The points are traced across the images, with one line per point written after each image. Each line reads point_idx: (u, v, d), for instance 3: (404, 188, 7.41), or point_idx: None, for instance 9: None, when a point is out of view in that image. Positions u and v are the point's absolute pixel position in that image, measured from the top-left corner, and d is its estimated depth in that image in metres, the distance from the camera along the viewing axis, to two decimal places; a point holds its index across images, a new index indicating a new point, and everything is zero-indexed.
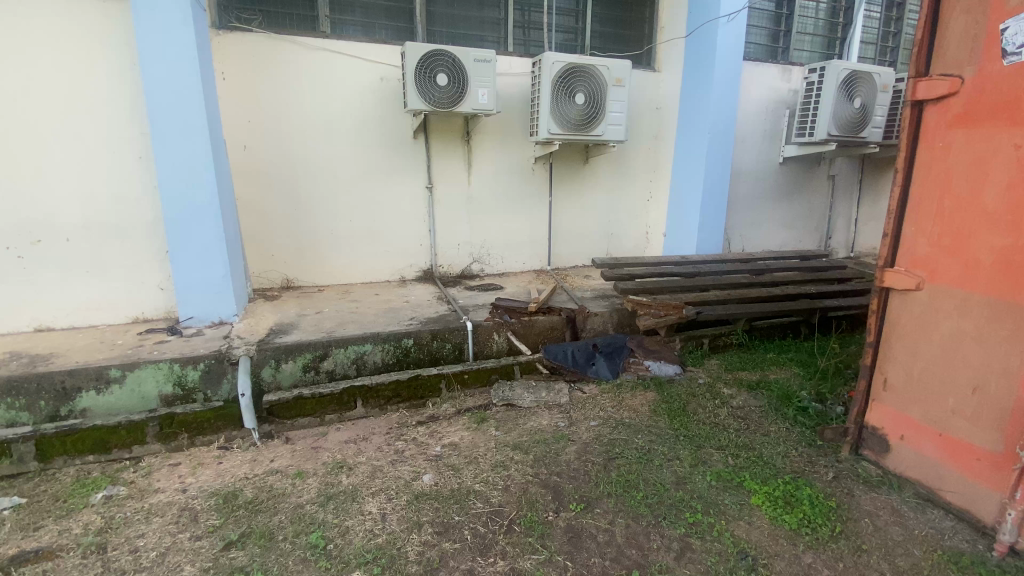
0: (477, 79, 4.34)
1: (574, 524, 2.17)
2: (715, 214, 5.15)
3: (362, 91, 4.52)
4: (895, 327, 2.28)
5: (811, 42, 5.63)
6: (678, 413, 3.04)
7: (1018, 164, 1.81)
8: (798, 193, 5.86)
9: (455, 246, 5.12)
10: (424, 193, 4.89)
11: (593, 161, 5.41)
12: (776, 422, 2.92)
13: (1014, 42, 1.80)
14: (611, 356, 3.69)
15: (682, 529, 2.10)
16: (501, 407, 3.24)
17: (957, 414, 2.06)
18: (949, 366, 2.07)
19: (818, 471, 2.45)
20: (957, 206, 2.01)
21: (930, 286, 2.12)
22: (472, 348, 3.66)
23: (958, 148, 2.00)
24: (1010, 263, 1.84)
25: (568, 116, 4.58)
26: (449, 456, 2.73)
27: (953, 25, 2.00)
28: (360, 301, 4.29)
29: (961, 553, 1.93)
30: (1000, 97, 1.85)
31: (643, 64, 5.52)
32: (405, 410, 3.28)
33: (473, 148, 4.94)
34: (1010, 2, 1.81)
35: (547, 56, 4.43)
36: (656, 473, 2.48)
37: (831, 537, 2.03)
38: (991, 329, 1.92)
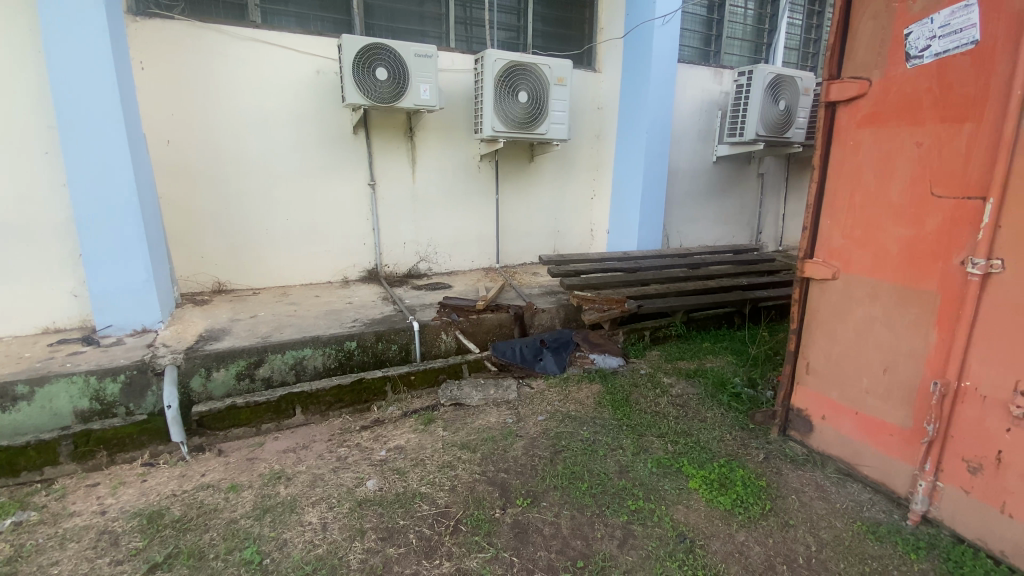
0: (419, 74, 4.26)
1: (521, 519, 2.18)
2: (655, 210, 5.32)
3: (297, 84, 4.33)
4: (815, 313, 2.44)
5: (741, 46, 5.93)
6: (621, 403, 3.12)
7: (919, 161, 1.97)
8: (731, 191, 6.16)
9: (401, 246, 5.01)
10: (366, 191, 4.76)
11: (538, 159, 5.45)
12: (712, 408, 3.06)
13: (916, 47, 1.96)
14: (557, 351, 3.74)
15: (625, 517, 2.15)
16: (450, 407, 3.20)
17: (870, 393, 2.23)
18: (863, 349, 2.23)
19: (749, 453, 2.59)
20: (867, 200, 2.17)
21: (845, 275, 2.28)
22: (419, 348, 3.59)
23: (867, 146, 2.15)
24: (913, 253, 2.00)
25: (512, 114, 4.58)
26: (394, 460, 2.66)
27: (862, 29, 2.15)
28: (299, 303, 4.11)
29: (878, 523, 2.08)
30: (903, 99, 2.01)
31: (584, 64, 5.62)
32: (348, 415, 3.16)
33: (416, 145, 4.85)
34: (911, 10, 1.97)
35: (489, 53, 4.41)
36: (601, 464, 2.53)
37: (762, 515, 2.14)
38: (898, 313, 2.08)
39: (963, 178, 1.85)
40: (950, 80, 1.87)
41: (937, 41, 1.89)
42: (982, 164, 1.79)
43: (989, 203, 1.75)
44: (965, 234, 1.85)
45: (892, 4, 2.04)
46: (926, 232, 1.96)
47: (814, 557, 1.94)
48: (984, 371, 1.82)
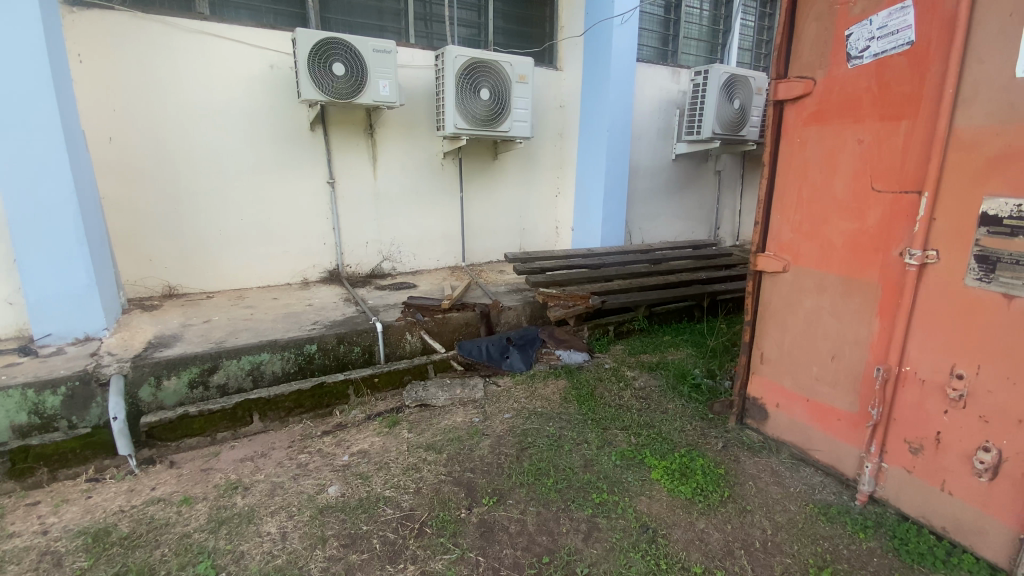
0: (378, 70, 4.17)
1: (486, 518, 2.16)
2: (618, 207, 5.40)
3: (250, 80, 4.17)
4: (768, 305, 2.52)
5: (697, 46, 6.08)
6: (587, 398, 3.15)
7: (861, 157, 2.06)
8: (690, 188, 6.32)
9: (363, 245, 4.90)
10: (325, 190, 4.63)
11: (502, 157, 5.43)
12: (673, 399, 3.13)
13: (856, 48, 2.05)
14: (523, 348, 3.74)
15: (590, 510, 2.17)
16: (415, 408, 3.15)
17: (819, 380, 2.32)
18: (812, 338, 2.32)
19: (709, 442, 2.66)
20: (814, 195, 2.26)
21: (795, 268, 2.37)
22: (383, 350, 3.52)
23: (812, 143, 2.24)
24: (857, 245, 2.10)
25: (474, 112, 4.55)
26: (357, 464, 2.60)
27: (806, 30, 2.23)
28: (256, 306, 3.97)
29: (829, 504, 2.17)
30: (846, 97, 2.10)
31: (546, 61, 5.63)
32: (309, 421, 3.07)
33: (377, 142, 4.75)
34: (852, 12, 2.06)
35: (449, 49, 4.36)
36: (566, 458, 2.55)
37: (721, 502, 2.21)
38: (844, 303, 2.17)
39: (900, 173, 1.94)
40: (887, 79, 1.96)
41: (876, 42, 1.97)
42: (918, 159, 1.88)
43: (924, 196, 1.84)
44: (904, 227, 1.94)
45: (834, 6, 2.12)
46: (868, 225, 2.05)
47: (770, 540, 2.00)
48: (922, 357, 1.92)
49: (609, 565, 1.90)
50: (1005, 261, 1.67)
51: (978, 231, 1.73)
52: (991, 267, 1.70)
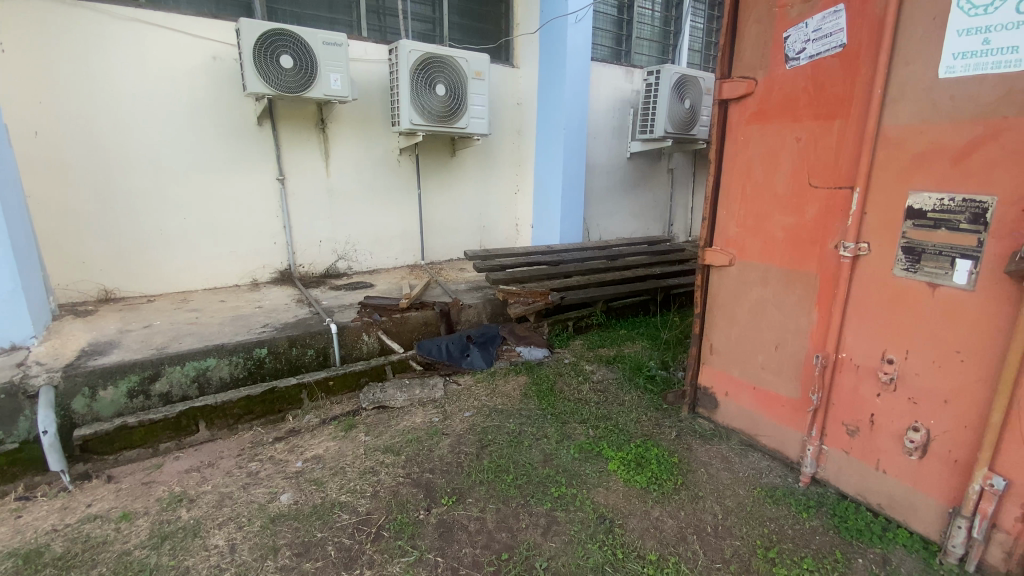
0: (328, 63, 4.04)
1: (445, 518, 2.14)
2: (575, 204, 5.46)
3: (191, 71, 3.95)
4: (717, 298, 2.62)
5: (649, 46, 6.22)
6: (547, 393, 3.18)
7: (799, 154, 2.15)
8: (645, 185, 6.47)
9: (316, 244, 4.76)
10: (274, 186, 4.46)
11: (460, 153, 5.37)
12: (630, 391, 3.20)
13: (794, 49, 2.14)
14: (484, 346, 3.73)
15: (549, 504, 2.19)
16: (372, 411, 3.08)
17: (764, 369, 2.42)
18: (757, 328, 2.42)
19: (663, 432, 2.73)
20: (756, 190, 2.35)
21: (740, 261, 2.47)
22: (339, 351, 3.42)
23: (755, 141, 2.34)
24: (796, 238, 2.20)
25: (429, 108, 4.48)
26: (312, 470, 2.52)
27: (748, 32, 2.32)
28: (201, 309, 3.78)
29: (775, 487, 2.27)
30: (785, 97, 2.19)
31: (502, 58, 5.62)
32: (260, 428, 2.95)
33: (329, 138, 4.61)
34: (790, 15, 2.15)
35: (403, 44, 4.28)
36: (526, 454, 2.56)
37: (675, 489, 2.27)
38: (786, 294, 2.27)
39: (835, 170, 2.04)
40: (822, 80, 2.05)
41: (811, 44, 2.07)
42: (850, 157, 1.98)
43: (856, 191, 1.95)
44: (838, 221, 2.04)
45: (774, 9, 2.21)
46: (806, 219, 2.16)
47: (720, 524, 2.08)
48: (857, 343, 2.03)
49: (567, 558, 1.92)
50: (928, 252, 1.78)
51: (904, 224, 1.84)
52: (916, 258, 1.81)
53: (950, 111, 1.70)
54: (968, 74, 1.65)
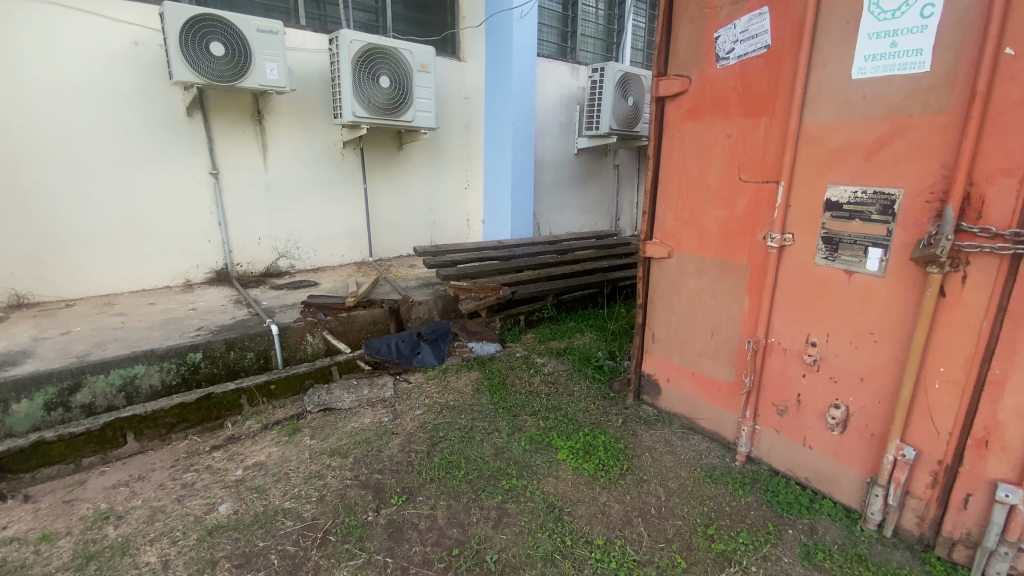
0: (264, 51, 3.86)
1: (395, 518, 2.11)
2: (525, 199, 5.49)
3: (110, 57, 3.65)
4: (658, 288, 2.71)
5: (594, 44, 6.32)
6: (498, 387, 3.19)
7: (730, 150, 2.26)
8: (592, 180, 6.59)
9: (255, 242, 4.54)
10: (207, 181, 4.21)
11: (407, 147, 5.27)
12: (579, 382, 3.26)
13: (724, 49, 2.23)
14: (435, 343, 3.69)
15: (499, 497, 2.20)
16: (318, 413, 2.98)
17: (702, 355, 2.53)
18: (695, 317, 2.53)
19: (610, 419, 2.81)
20: (691, 185, 2.45)
21: (678, 254, 2.57)
22: (281, 353, 3.29)
23: (689, 136, 2.43)
24: (728, 230, 2.31)
25: (373, 99, 4.36)
26: (253, 477, 2.42)
27: (682, 31, 2.41)
28: (127, 313, 3.52)
29: (714, 467, 2.39)
30: (716, 96, 2.29)
31: (448, 51, 5.53)
32: (196, 437, 2.79)
33: (267, 131, 4.41)
34: (720, 16, 2.24)
35: (343, 34, 4.14)
36: (477, 449, 2.56)
37: (621, 475, 2.34)
38: (720, 283, 2.38)
39: (761, 164, 2.15)
40: (749, 79, 2.16)
41: (739, 45, 2.17)
42: (775, 152, 2.10)
43: (781, 185, 2.06)
44: (765, 214, 2.16)
45: (705, 10, 2.30)
46: (737, 212, 2.27)
47: (663, 505, 2.16)
48: (784, 328, 2.16)
49: (517, 549, 1.94)
50: (845, 241, 1.92)
51: (824, 215, 1.97)
52: (835, 247, 1.94)
53: (863, 110, 1.83)
54: (878, 75, 1.78)
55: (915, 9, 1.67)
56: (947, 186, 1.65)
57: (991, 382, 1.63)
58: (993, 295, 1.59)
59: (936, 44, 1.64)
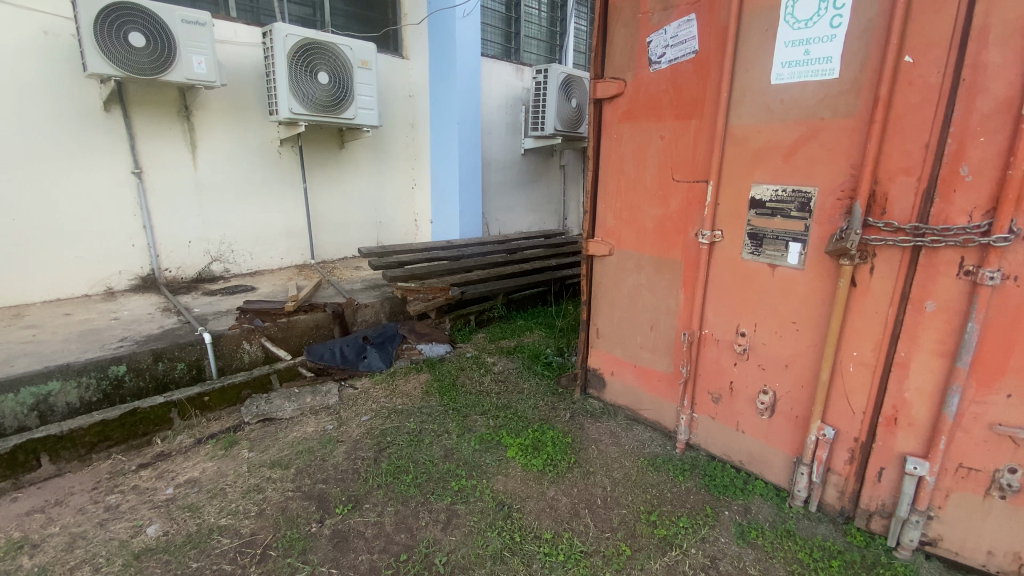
0: (189, 43, 3.63)
1: (340, 528, 2.06)
2: (472, 199, 5.47)
3: (14, 46, 3.33)
4: (601, 285, 2.79)
5: (538, 45, 6.40)
6: (448, 388, 3.17)
7: (663, 151, 2.35)
8: (540, 180, 6.66)
9: (185, 245, 4.27)
10: (130, 181, 3.92)
11: (350, 146, 5.12)
12: (529, 379, 3.29)
13: (656, 54, 2.32)
14: (382, 346, 3.61)
15: (448, 499, 2.19)
16: (257, 424, 2.85)
17: (643, 348, 2.62)
18: (636, 311, 2.61)
19: (558, 414, 2.86)
20: (628, 184, 2.54)
21: (618, 251, 2.65)
22: (215, 363, 3.11)
23: (626, 137, 2.51)
24: (663, 228, 2.41)
25: (311, 96, 4.21)
26: (185, 496, 2.28)
27: (617, 35, 2.48)
28: (39, 325, 3.23)
29: (656, 455, 2.48)
30: (649, 98, 2.38)
31: (390, 48, 5.42)
32: (121, 455, 2.59)
33: (196, 128, 4.16)
34: (652, 21, 2.33)
35: (278, 27, 3.97)
36: (426, 452, 2.53)
37: (568, 468, 2.39)
38: (658, 278, 2.47)
39: (692, 165, 2.25)
40: (679, 82, 2.25)
41: (670, 49, 2.26)
42: (704, 153, 2.20)
43: (710, 184, 2.17)
44: (696, 212, 2.26)
45: (638, 15, 2.38)
46: (671, 210, 2.37)
47: (609, 495, 2.23)
48: (716, 320, 2.27)
49: (466, 549, 1.93)
50: (768, 237, 2.04)
51: (749, 212, 2.08)
52: (759, 242, 2.06)
53: (781, 113, 1.95)
54: (793, 80, 1.90)
55: (825, 19, 1.79)
56: (854, 184, 1.79)
57: (897, 363, 1.78)
58: (897, 284, 1.74)
59: (844, 53, 1.77)
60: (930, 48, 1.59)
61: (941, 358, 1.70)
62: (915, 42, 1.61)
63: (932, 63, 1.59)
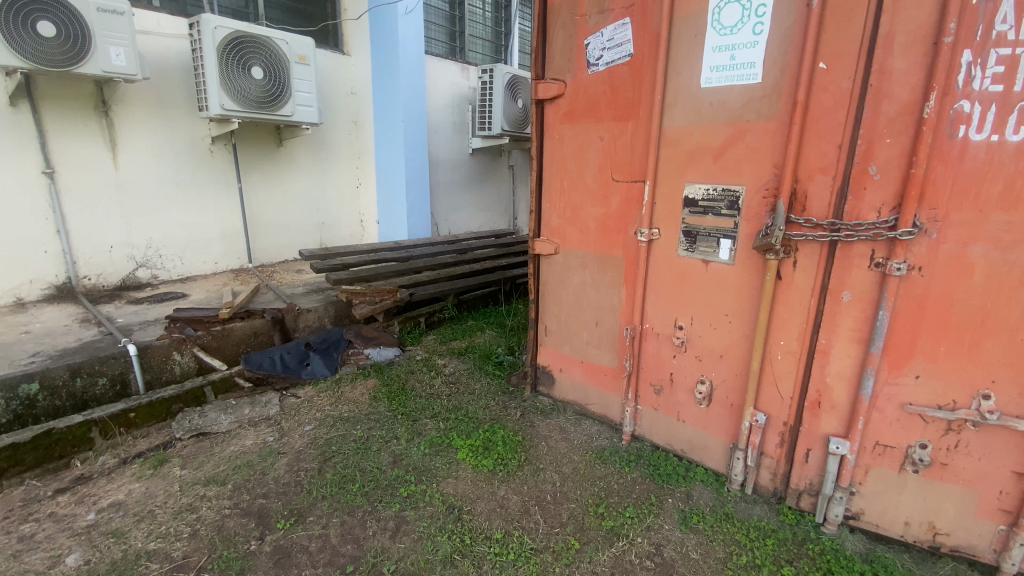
0: (107, 34, 3.36)
1: (282, 543, 1.97)
2: (420, 199, 5.40)
3: None
4: (548, 283, 2.82)
5: (483, 45, 6.41)
6: (397, 393, 3.11)
7: (603, 152, 2.41)
8: (488, 180, 6.66)
9: (107, 250, 3.97)
10: (41, 182, 3.60)
11: (289, 144, 4.92)
12: (479, 379, 3.29)
13: (594, 56, 2.37)
14: (326, 352, 3.49)
15: (397, 506, 2.15)
16: (190, 440, 2.68)
17: (589, 344, 2.67)
18: (581, 308, 2.66)
19: (508, 413, 2.87)
20: (571, 184, 2.58)
21: (563, 250, 2.69)
22: (142, 377, 2.91)
23: (568, 138, 2.55)
24: (605, 226, 2.47)
25: (245, 91, 4.01)
26: (108, 521, 2.11)
27: (556, 37, 2.52)
28: None
29: (604, 448, 2.54)
30: (589, 100, 2.43)
31: (330, 44, 5.25)
32: (34, 481, 2.37)
33: (117, 125, 3.88)
34: (589, 24, 2.37)
35: (206, 18, 3.75)
36: (374, 459, 2.47)
37: (518, 466, 2.40)
38: (602, 276, 2.53)
39: (630, 165, 2.32)
40: (616, 84, 2.31)
41: (607, 52, 2.32)
42: (641, 154, 2.27)
43: (647, 184, 2.24)
44: (635, 211, 2.33)
45: (576, 17, 2.42)
46: (611, 209, 2.43)
47: (559, 491, 2.26)
48: (656, 315, 2.35)
49: (415, 556, 1.90)
50: (701, 234, 2.12)
51: (683, 210, 2.17)
52: (693, 240, 2.15)
53: (710, 116, 2.04)
54: (721, 84, 1.99)
55: (749, 26, 1.89)
56: (777, 183, 1.90)
57: (820, 350, 1.91)
58: (817, 276, 1.86)
59: (766, 59, 1.87)
60: (842, 56, 1.71)
61: (857, 344, 1.83)
62: (828, 50, 1.73)
63: (843, 70, 1.71)
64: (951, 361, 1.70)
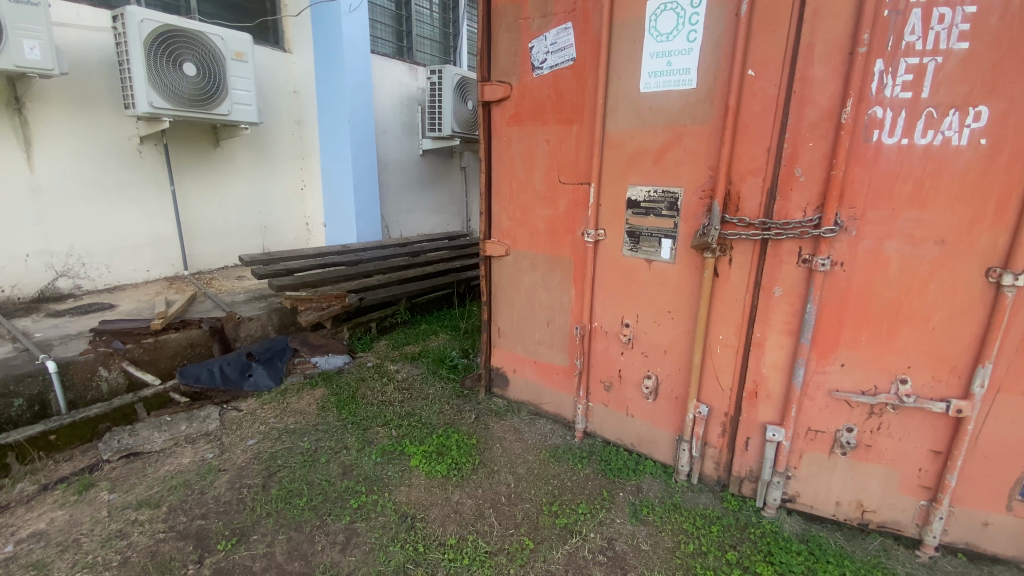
0: (19, 25, 3.09)
1: (223, 565, 1.88)
2: (369, 201, 5.29)
3: None
4: (498, 285, 2.83)
5: (430, 45, 6.36)
6: (348, 401, 3.02)
7: (550, 154, 2.44)
8: (440, 181, 6.60)
9: (22, 259, 3.65)
10: None
11: (228, 145, 4.70)
12: (433, 384, 3.25)
13: (539, 59, 2.40)
14: (270, 361, 3.35)
15: (347, 518, 2.09)
16: (121, 461, 2.51)
17: (541, 344, 2.70)
18: (532, 309, 2.69)
19: (463, 417, 2.85)
20: (519, 186, 2.60)
21: (513, 251, 2.70)
22: (64, 396, 2.70)
23: (515, 140, 2.57)
24: (553, 227, 2.50)
25: (176, 88, 3.79)
26: (27, 553, 1.94)
27: (501, 39, 2.53)
28: None
29: (557, 446, 2.57)
30: (534, 102, 2.45)
31: (270, 40, 5.06)
32: None
33: (32, 123, 3.58)
34: (533, 27, 2.40)
35: (132, 11, 3.53)
36: (323, 471, 2.39)
37: (472, 470, 2.39)
38: (552, 277, 2.56)
39: (576, 167, 2.36)
40: (561, 86, 2.35)
41: (551, 56, 2.35)
42: (585, 156, 2.32)
43: (592, 186, 2.28)
44: (582, 212, 2.38)
45: (519, 21, 2.45)
46: (559, 210, 2.46)
47: (513, 492, 2.26)
48: (604, 314, 2.40)
49: (367, 568, 1.86)
50: (644, 234, 2.19)
51: (627, 211, 2.23)
52: (637, 240, 2.21)
53: (650, 120, 2.11)
54: (659, 89, 2.06)
55: (683, 34, 1.97)
56: (713, 185, 1.99)
57: (755, 343, 2.01)
58: (751, 273, 1.96)
59: (699, 65, 1.95)
60: (768, 64, 1.80)
61: (789, 336, 1.93)
62: (756, 58, 1.82)
63: (770, 77, 1.81)
64: (872, 349, 1.82)
